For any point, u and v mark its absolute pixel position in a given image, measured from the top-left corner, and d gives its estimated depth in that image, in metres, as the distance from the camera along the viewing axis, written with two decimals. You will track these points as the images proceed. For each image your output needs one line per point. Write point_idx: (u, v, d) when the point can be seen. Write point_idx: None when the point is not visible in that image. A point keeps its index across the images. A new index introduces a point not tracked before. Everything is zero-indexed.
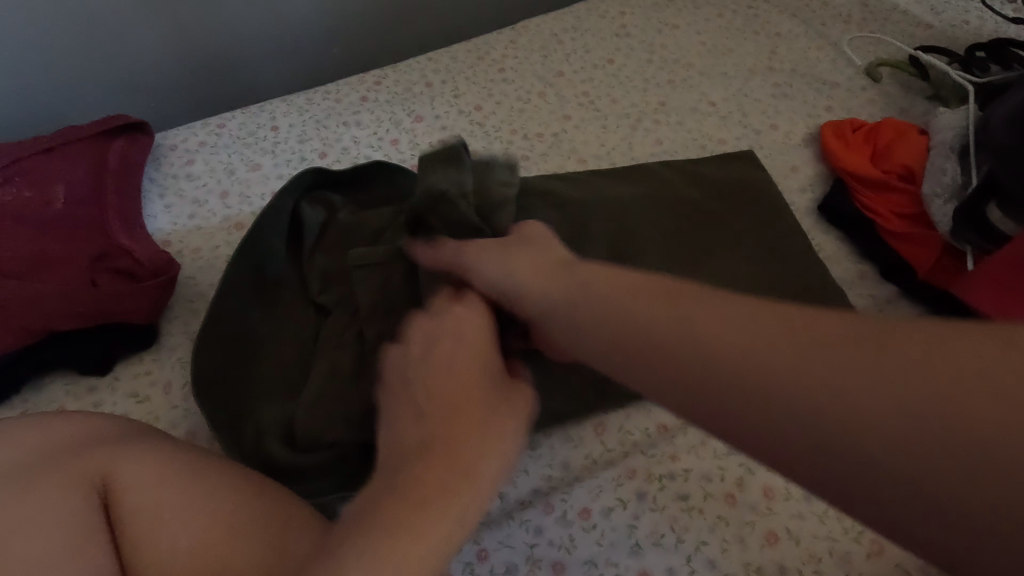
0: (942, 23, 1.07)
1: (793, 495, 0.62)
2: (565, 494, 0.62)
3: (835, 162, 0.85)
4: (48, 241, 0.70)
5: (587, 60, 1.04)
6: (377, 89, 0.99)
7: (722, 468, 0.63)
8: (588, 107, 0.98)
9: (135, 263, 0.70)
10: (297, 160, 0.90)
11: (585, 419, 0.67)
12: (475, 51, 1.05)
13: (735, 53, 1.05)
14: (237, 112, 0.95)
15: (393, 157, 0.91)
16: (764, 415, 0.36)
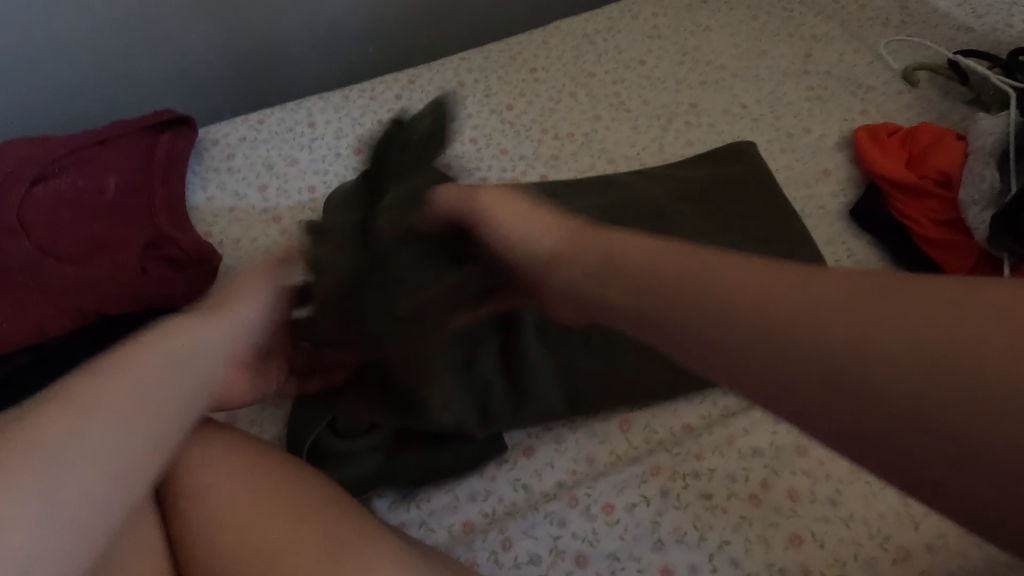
0: (984, 26, 1.05)
1: (819, 498, 0.62)
2: (589, 488, 0.63)
3: (870, 167, 0.84)
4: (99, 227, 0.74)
5: (619, 61, 1.05)
6: (411, 88, 1.01)
7: (747, 468, 0.64)
8: (619, 108, 0.99)
9: (177, 254, 0.72)
10: (333, 156, 0.92)
11: (611, 416, 0.68)
12: (507, 52, 1.06)
13: (768, 55, 1.05)
14: (276, 109, 0.98)
15: None
16: (861, 362, 0.35)
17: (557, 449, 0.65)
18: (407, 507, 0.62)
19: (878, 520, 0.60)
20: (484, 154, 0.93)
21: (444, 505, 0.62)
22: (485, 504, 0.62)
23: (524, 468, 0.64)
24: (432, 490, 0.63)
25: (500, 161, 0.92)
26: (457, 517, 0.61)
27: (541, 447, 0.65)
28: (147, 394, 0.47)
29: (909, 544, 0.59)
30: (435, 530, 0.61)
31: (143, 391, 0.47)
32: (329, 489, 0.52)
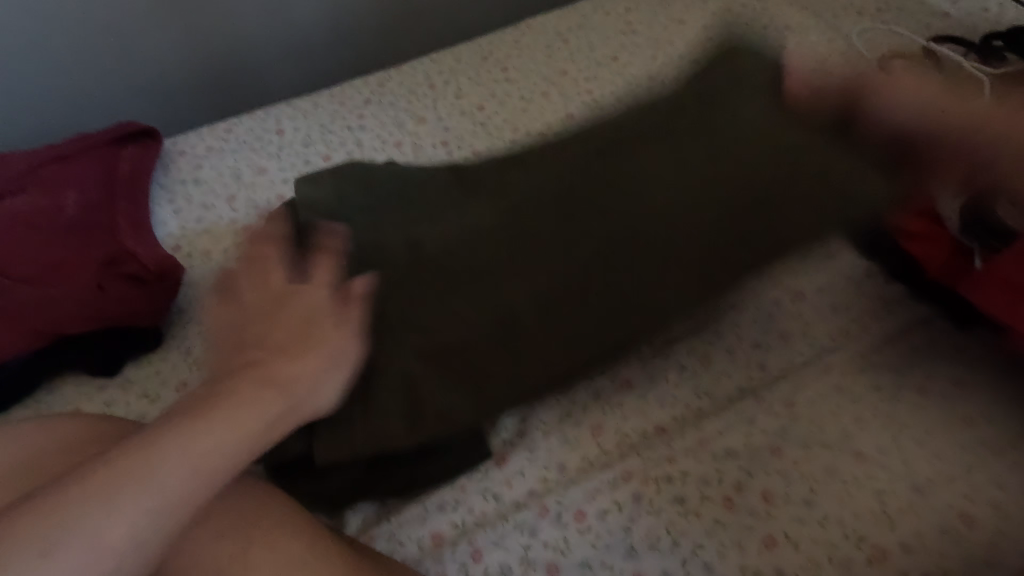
0: (960, 12, 1.03)
1: (794, 499, 0.61)
2: (559, 496, 0.62)
3: (844, 159, 0.83)
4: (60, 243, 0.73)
5: (591, 58, 1.04)
6: (381, 92, 1.00)
7: (720, 471, 0.63)
8: (591, 106, 0.97)
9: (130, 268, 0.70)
10: (302, 164, 0.91)
11: (583, 422, 0.66)
12: (478, 52, 1.05)
13: (742, 47, 1.03)
14: (244, 118, 0.97)
15: (397, 159, 0.92)
16: None
17: (528, 458, 0.64)
18: (376, 522, 0.61)
19: (853, 520, 0.59)
20: (455, 156, 0.92)
21: (414, 518, 0.61)
22: (455, 515, 0.61)
23: (495, 478, 0.63)
24: (402, 503, 0.62)
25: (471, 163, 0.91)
26: (427, 529, 0.60)
27: (513, 459, 0.64)
28: (215, 467, 0.46)
29: (885, 545, 0.58)
30: (404, 544, 0.60)
31: (214, 463, 0.46)
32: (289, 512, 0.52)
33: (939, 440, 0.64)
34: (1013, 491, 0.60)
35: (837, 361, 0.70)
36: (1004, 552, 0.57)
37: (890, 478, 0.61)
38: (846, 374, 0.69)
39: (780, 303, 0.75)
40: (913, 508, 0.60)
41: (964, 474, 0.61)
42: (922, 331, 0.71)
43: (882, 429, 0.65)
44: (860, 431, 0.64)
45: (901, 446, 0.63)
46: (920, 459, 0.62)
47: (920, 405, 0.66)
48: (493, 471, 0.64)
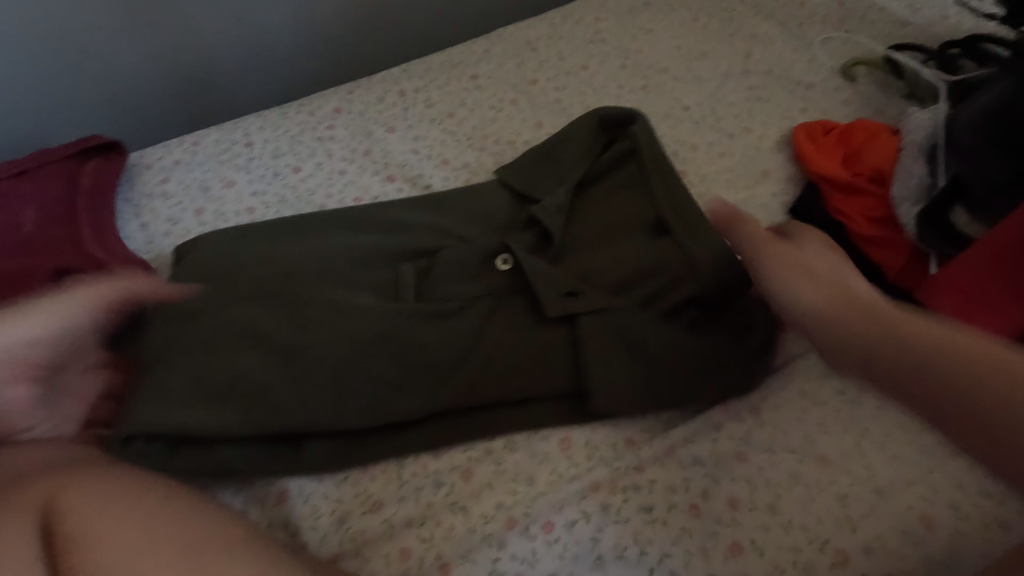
0: (919, 20, 1.06)
1: (759, 505, 0.61)
2: (527, 508, 0.62)
3: (805, 167, 0.85)
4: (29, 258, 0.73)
5: (561, 68, 1.05)
6: (350, 102, 0.99)
7: (687, 479, 0.63)
8: (561, 115, 0.98)
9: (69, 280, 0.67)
10: (271, 176, 0.90)
11: (551, 433, 0.66)
12: (448, 62, 1.05)
13: (709, 56, 1.05)
14: (212, 129, 0.96)
15: (366, 169, 0.91)
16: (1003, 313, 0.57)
17: (496, 470, 0.64)
18: (339, 541, 0.60)
19: (816, 525, 0.60)
20: (426, 165, 0.92)
21: (379, 535, 0.60)
22: (421, 529, 0.60)
23: (463, 492, 0.63)
24: (365, 521, 0.61)
25: (441, 172, 0.91)
26: (393, 545, 0.59)
27: (481, 474, 0.64)
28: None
29: (847, 548, 0.58)
30: (369, 560, 0.59)
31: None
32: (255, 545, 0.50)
33: (900, 442, 0.65)
34: (971, 491, 0.61)
35: (801, 366, 0.71)
36: (962, 552, 0.58)
37: (852, 481, 0.62)
38: (811, 379, 0.70)
39: None
40: (875, 511, 0.60)
41: (924, 476, 0.62)
42: None
43: (844, 432, 0.66)
44: (823, 435, 0.65)
45: (863, 449, 0.64)
46: (881, 462, 0.63)
47: (881, 408, 0.67)
48: (469, 484, 0.63)
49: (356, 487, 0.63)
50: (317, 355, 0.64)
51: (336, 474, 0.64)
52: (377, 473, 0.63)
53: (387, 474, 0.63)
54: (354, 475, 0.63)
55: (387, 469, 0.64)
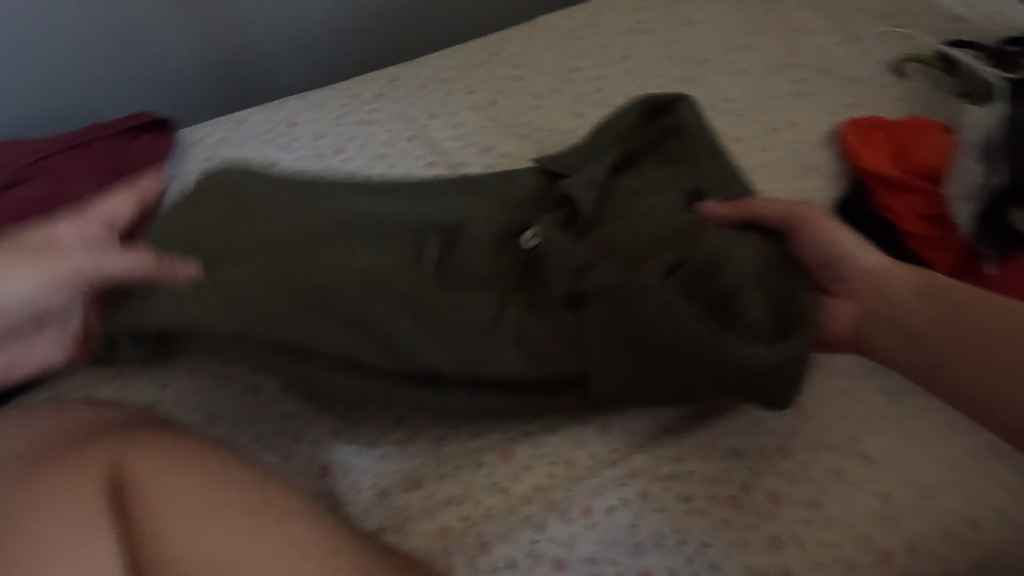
0: (974, 16, 1.03)
1: (800, 500, 0.61)
2: (567, 491, 0.62)
3: (854, 163, 0.83)
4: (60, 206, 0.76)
5: (603, 56, 1.04)
6: (392, 86, 1.00)
7: (726, 470, 0.63)
8: (602, 104, 0.97)
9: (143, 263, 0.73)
10: (314, 156, 0.91)
11: (591, 420, 0.67)
12: (489, 48, 1.05)
13: (754, 48, 1.03)
14: (256, 109, 0.97)
15: (408, 153, 0.91)
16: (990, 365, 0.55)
17: (536, 453, 0.64)
18: (382, 515, 0.61)
19: (858, 522, 0.59)
20: (467, 151, 0.92)
21: (420, 511, 0.61)
22: (461, 508, 0.61)
23: (502, 474, 0.63)
24: (406, 497, 0.61)
25: (482, 158, 0.91)
26: (433, 522, 0.60)
27: (520, 456, 0.64)
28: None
29: (889, 546, 0.58)
30: (410, 536, 0.59)
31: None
32: (308, 512, 0.50)
33: (945, 444, 0.64)
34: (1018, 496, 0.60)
35: (844, 363, 0.70)
36: (1007, 556, 0.57)
37: (896, 481, 0.62)
38: (854, 377, 0.69)
39: None
40: (919, 511, 0.60)
41: (970, 478, 0.62)
42: None
43: (888, 431, 0.65)
44: (867, 433, 0.65)
45: (907, 448, 0.64)
46: (926, 463, 0.63)
47: (926, 409, 0.66)
48: (509, 466, 0.63)
49: (397, 464, 0.63)
50: (324, 285, 0.66)
51: (378, 450, 0.64)
52: (417, 452, 0.64)
53: (427, 453, 0.64)
54: (395, 452, 0.64)
55: (428, 447, 0.64)
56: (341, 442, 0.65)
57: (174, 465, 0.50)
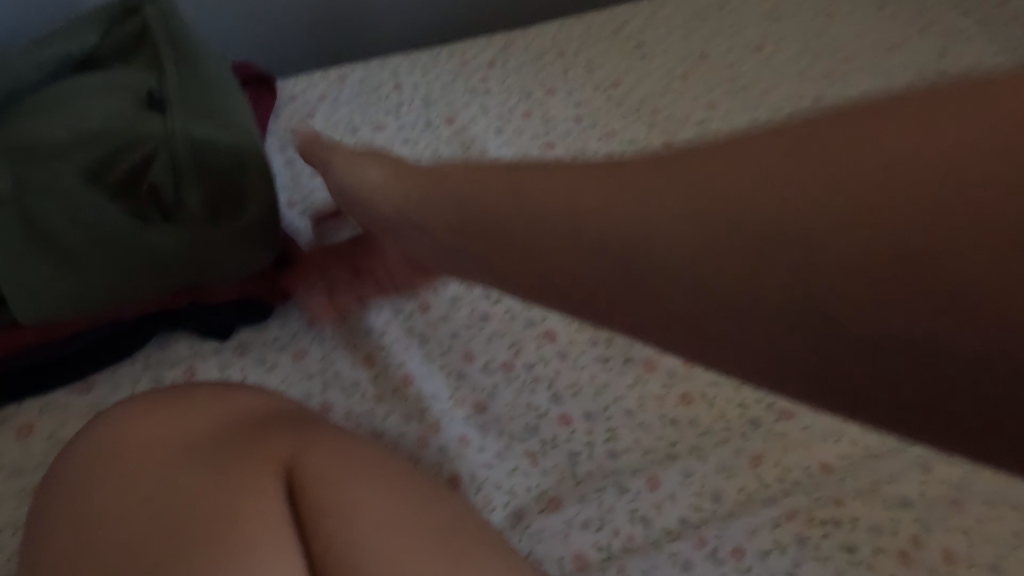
0: None
1: (978, 561, 0.55)
2: (718, 529, 0.56)
3: None
4: (113, 124, 0.60)
5: (734, 44, 0.95)
6: (505, 55, 0.92)
7: (894, 520, 0.57)
8: (736, 95, 0.89)
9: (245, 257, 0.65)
10: (423, 125, 0.83)
11: (741, 447, 0.60)
12: (610, 23, 0.97)
13: (898, 50, 0.95)
14: (358, 66, 0.89)
15: (525, 130, 0.83)
16: None
17: (683, 481, 0.58)
18: (515, 536, 0.55)
19: None
20: (590, 133, 0.84)
21: (556, 535, 0.55)
22: (601, 536, 0.55)
23: (644, 501, 0.57)
24: (541, 518, 0.55)
25: (607, 142, 0.83)
26: (570, 549, 0.54)
27: (666, 483, 0.57)
28: None
29: None
30: (545, 562, 0.54)
31: None
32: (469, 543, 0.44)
33: None
34: None
35: None
36: None
37: None
38: None
39: None
40: None
41: None
42: None
43: None
44: None
45: None
46: None
47: None
48: (657, 492, 0.57)
49: (529, 480, 0.57)
50: None
51: (506, 461, 0.58)
52: (550, 468, 0.58)
53: (560, 470, 0.58)
54: (526, 466, 0.58)
55: (564, 458, 0.58)
56: (468, 450, 0.58)
57: (353, 471, 0.47)
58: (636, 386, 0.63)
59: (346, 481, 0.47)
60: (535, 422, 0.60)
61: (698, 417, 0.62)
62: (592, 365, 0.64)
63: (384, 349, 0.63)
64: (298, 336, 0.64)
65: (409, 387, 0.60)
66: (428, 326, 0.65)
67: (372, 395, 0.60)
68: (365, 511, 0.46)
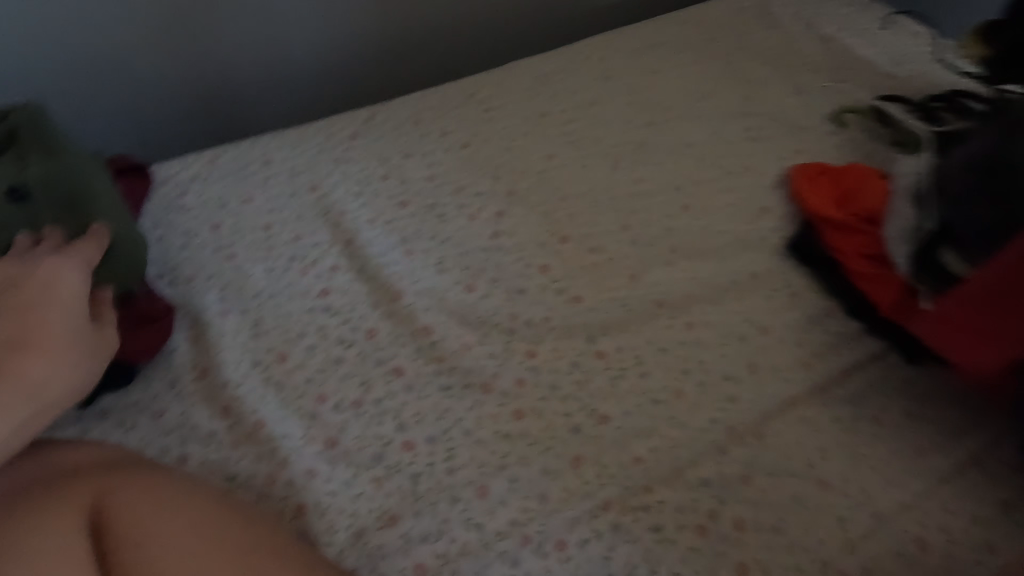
0: (904, 74, 1.14)
1: (763, 526, 0.64)
2: (542, 525, 0.63)
3: (805, 206, 0.89)
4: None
5: (571, 102, 1.09)
6: (367, 126, 1.02)
7: (695, 499, 0.65)
8: (571, 146, 1.02)
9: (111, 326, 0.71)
10: (288, 195, 0.91)
11: (564, 452, 0.68)
12: (462, 91, 1.09)
13: (710, 96, 1.11)
14: (230, 146, 0.97)
15: (382, 192, 0.93)
16: None
17: (511, 486, 0.65)
18: (357, 553, 0.61)
19: (817, 546, 0.63)
20: (441, 190, 0.94)
21: (397, 549, 0.61)
22: (437, 545, 0.61)
23: (476, 508, 0.64)
24: (382, 534, 0.62)
25: (455, 196, 0.93)
26: (409, 559, 0.60)
27: (496, 490, 0.65)
28: None
29: (847, 569, 0.61)
30: (386, 575, 0.60)
31: None
32: None
33: (894, 468, 0.68)
34: (962, 517, 0.65)
35: (798, 392, 0.74)
36: None
37: (851, 505, 0.65)
38: (810, 407, 0.73)
39: (746, 337, 0.79)
40: (872, 534, 0.64)
41: (918, 501, 0.66)
42: (877, 367, 0.77)
43: (843, 459, 0.69)
44: (822, 460, 0.68)
45: (860, 474, 0.68)
46: (877, 487, 0.67)
47: (877, 437, 0.71)
48: (487, 499, 0.64)
49: (373, 501, 0.64)
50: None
51: (352, 488, 0.64)
52: (393, 489, 0.64)
53: (402, 490, 0.65)
54: (370, 491, 0.64)
55: (407, 479, 0.65)
56: (316, 482, 0.64)
57: (159, 502, 0.54)
58: (474, 408, 0.71)
59: (148, 513, 0.53)
60: (380, 450, 0.67)
61: (528, 428, 0.70)
62: (435, 393, 0.72)
63: (240, 400, 0.69)
64: (160, 397, 0.69)
65: (262, 431, 0.66)
66: (284, 374, 0.72)
67: (228, 443, 0.66)
68: (170, 534, 0.52)
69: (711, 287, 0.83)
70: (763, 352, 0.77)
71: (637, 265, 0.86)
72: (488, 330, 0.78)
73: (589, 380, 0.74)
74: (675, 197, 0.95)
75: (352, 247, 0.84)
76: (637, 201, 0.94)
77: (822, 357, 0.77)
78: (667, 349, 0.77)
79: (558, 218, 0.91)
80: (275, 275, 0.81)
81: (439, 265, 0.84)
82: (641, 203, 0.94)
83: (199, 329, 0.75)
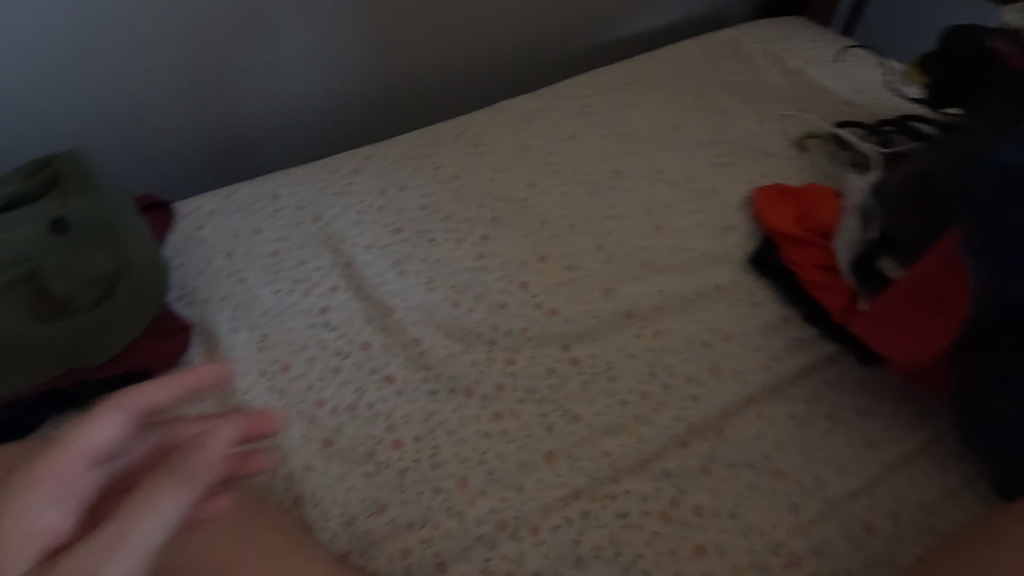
0: (864, 102, 1.23)
1: (721, 511, 0.69)
2: (516, 512, 0.69)
3: (765, 223, 0.97)
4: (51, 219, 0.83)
5: (553, 136, 1.19)
6: (367, 163, 1.13)
7: (658, 488, 0.71)
8: (552, 175, 1.11)
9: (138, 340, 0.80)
10: (294, 225, 1.01)
11: (538, 448, 0.75)
12: (454, 129, 1.20)
13: (682, 128, 1.20)
14: (244, 183, 1.08)
15: (379, 221, 1.02)
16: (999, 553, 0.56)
17: (489, 478, 0.72)
18: (349, 538, 0.67)
19: (772, 530, 0.68)
20: (432, 218, 1.03)
21: (385, 534, 0.68)
22: (421, 531, 0.68)
23: (457, 499, 0.70)
24: (371, 521, 0.68)
25: (445, 222, 1.02)
26: (397, 543, 0.67)
27: (476, 483, 0.72)
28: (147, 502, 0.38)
29: (799, 549, 0.66)
30: (375, 557, 0.66)
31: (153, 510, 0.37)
32: None
33: (845, 459, 0.74)
34: (909, 503, 0.70)
35: (757, 391, 0.80)
36: (900, 554, 0.66)
37: (803, 491, 0.71)
38: (768, 405, 0.79)
39: (710, 342, 0.86)
40: (823, 518, 0.69)
41: (867, 488, 0.71)
42: (832, 367, 0.83)
43: (797, 451, 0.74)
44: (778, 452, 0.74)
45: (813, 464, 0.73)
46: (829, 476, 0.72)
47: (830, 431, 0.76)
48: (467, 490, 0.71)
49: (364, 493, 0.70)
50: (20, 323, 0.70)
51: (346, 482, 0.71)
52: (382, 482, 0.71)
53: (391, 483, 0.71)
54: (362, 483, 0.71)
55: (395, 473, 0.72)
56: (314, 475, 0.71)
57: None
58: (458, 410, 0.78)
59: None
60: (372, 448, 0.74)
61: (506, 428, 0.77)
62: (422, 398, 0.79)
63: (247, 405, 0.77)
64: None
65: None
66: (287, 381, 0.80)
67: None
68: None
69: (678, 298, 0.91)
70: (725, 356, 0.84)
71: (610, 281, 0.93)
72: (472, 341, 0.85)
73: (563, 383, 0.81)
74: (647, 219, 1.03)
75: (351, 270, 0.94)
76: (612, 223, 1.02)
77: (781, 359, 0.84)
78: (635, 355, 0.84)
79: (539, 240, 0.99)
80: (282, 296, 0.90)
81: (429, 284, 0.92)
82: (615, 225, 1.02)
83: (212, 343, 0.84)
